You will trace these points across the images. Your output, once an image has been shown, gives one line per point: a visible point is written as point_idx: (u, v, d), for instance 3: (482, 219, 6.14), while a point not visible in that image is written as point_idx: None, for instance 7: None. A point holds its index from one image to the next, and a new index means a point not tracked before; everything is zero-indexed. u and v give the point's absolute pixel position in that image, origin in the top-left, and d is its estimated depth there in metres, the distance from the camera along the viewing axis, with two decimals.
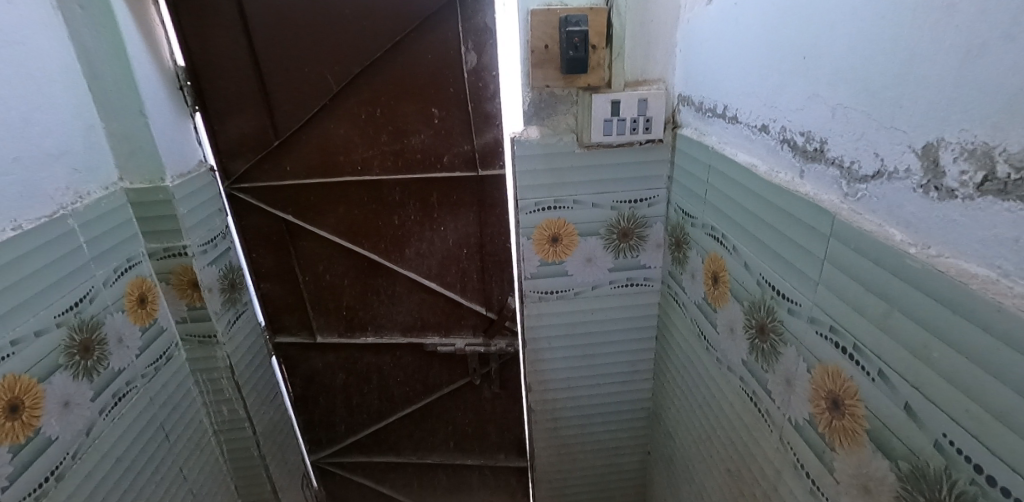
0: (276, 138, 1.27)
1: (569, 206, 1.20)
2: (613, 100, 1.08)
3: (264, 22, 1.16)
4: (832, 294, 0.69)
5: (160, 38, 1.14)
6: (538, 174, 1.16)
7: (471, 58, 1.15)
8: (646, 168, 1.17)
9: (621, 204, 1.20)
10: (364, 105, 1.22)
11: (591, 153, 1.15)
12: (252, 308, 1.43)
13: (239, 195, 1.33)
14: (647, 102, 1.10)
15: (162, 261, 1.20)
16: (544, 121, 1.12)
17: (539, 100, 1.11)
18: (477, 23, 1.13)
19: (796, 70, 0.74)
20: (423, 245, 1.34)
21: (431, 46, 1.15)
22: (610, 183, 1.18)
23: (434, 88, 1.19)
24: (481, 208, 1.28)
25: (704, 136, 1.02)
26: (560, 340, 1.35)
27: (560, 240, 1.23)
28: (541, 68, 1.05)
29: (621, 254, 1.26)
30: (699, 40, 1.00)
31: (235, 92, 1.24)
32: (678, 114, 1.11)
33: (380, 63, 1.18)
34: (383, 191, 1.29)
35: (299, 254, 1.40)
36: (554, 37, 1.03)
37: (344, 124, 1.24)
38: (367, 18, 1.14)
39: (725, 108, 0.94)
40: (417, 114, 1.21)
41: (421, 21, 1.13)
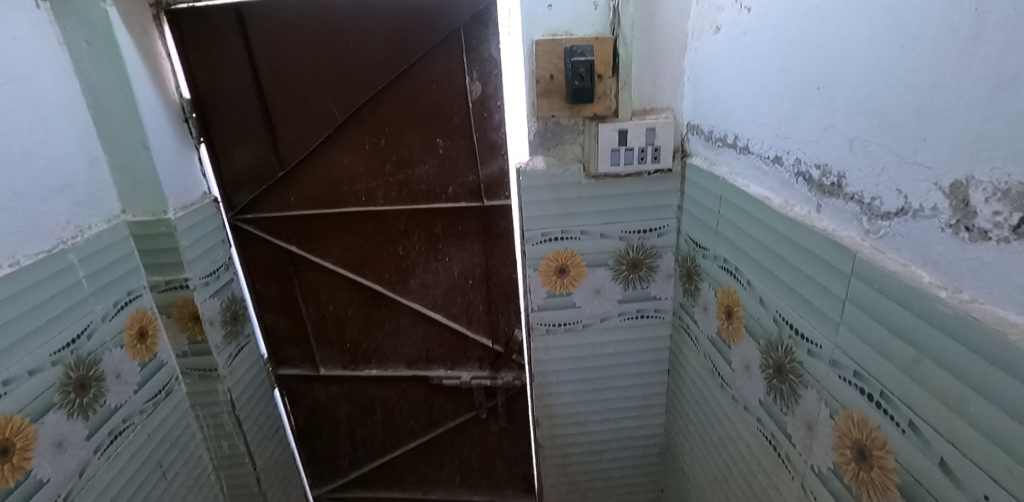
0: (280, 169, 1.27)
1: (576, 236, 1.17)
2: (620, 129, 1.06)
3: (270, 54, 1.17)
4: (854, 336, 0.65)
5: (166, 72, 1.14)
6: (544, 205, 1.14)
7: (475, 88, 1.14)
8: (655, 198, 1.14)
9: (629, 234, 1.18)
10: (369, 136, 1.21)
11: (598, 183, 1.12)
12: (254, 340, 1.41)
13: (243, 226, 1.32)
14: (655, 130, 1.07)
15: (163, 294, 1.18)
16: (550, 151, 1.11)
17: (545, 129, 1.09)
18: (482, 53, 1.12)
19: (808, 100, 0.71)
20: (428, 276, 1.31)
21: (436, 77, 1.14)
22: (618, 213, 1.16)
23: (438, 117, 1.17)
24: (487, 239, 1.26)
25: (714, 166, 1.00)
26: (569, 373, 1.31)
27: (568, 271, 1.20)
28: (546, 98, 1.04)
29: (630, 285, 1.22)
30: (708, 69, 0.98)
31: (240, 123, 1.24)
32: (687, 143, 1.09)
33: (384, 93, 1.17)
34: (387, 221, 1.27)
35: (303, 285, 1.38)
36: (559, 67, 1.02)
37: (349, 155, 1.23)
38: (372, 49, 1.14)
39: (736, 138, 0.91)
40: (422, 145, 1.20)
41: (426, 52, 1.12)
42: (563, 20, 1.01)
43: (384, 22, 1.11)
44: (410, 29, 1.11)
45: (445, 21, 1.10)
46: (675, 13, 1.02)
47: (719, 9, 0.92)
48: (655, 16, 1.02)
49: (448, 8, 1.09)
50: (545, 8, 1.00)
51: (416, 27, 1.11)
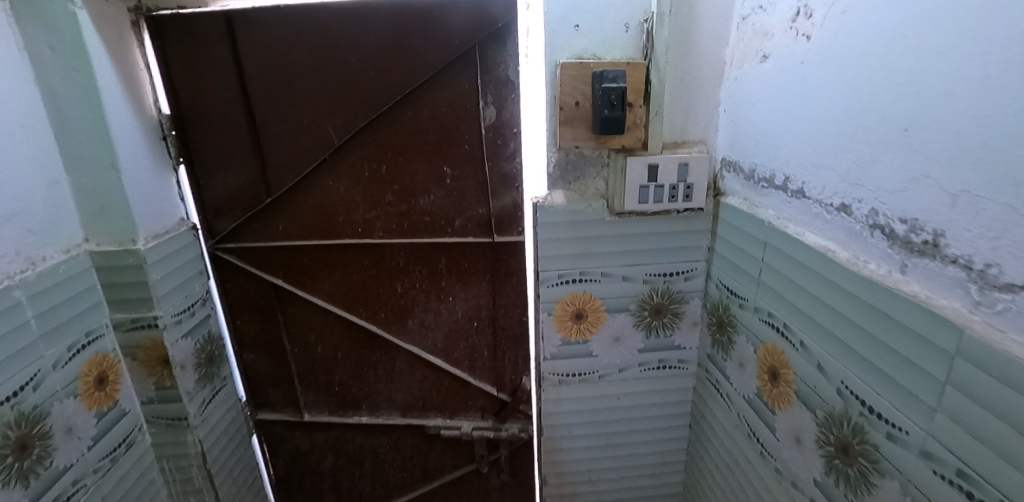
0: (268, 195, 1.15)
1: (596, 279, 1.06)
2: (649, 164, 0.96)
3: (261, 69, 1.05)
4: (957, 427, 0.55)
5: (143, 84, 1.02)
6: (562, 244, 1.03)
7: (489, 113, 1.04)
8: (684, 239, 1.04)
9: (654, 277, 1.07)
10: (368, 161, 1.10)
11: (623, 221, 1.02)
12: (232, 382, 1.27)
13: (224, 256, 1.19)
14: (688, 166, 0.97)
15: (129, 333, 1.04)
16: (571, 184, 1.00)
17: (566, 161, 0.98)
18: (498, 75, 1.02)
19: (890, 143, 0.61)
20: (428, 316, 1.19)
21: (446, 100, 1.04)
22: (643, 255, 1.05)
23: (447, 144, 1.06)
24: (496, 277, 1.14)
25: (756, 208, 0.89)
26: (582, 427, 1.18)
27: (585, 316, 1.08)
28: (569, 126, 0.93)
29: (653, 332, 1.11)
30: (751, 101, 0.89)
31: (225, 144, 1.12)
32: (721, 180, 0.99)
33: (387, 116, 1.06)
34: (385, 255, 1.15)
35: (289, 322, 1.25)
36: (586, 93, 0.91)
37: (345, 181, 1.12)
38: (375, 67, 1.03)
39: (786, 180, 0.81)
40: (427, 173, 1.09)
41: (435, 72, 1.02)
42: (591, 42, 0.91)
43: (390, 38, 1.01)
44: (419, 46, 1.01)
45: (458, 38, 0.99)
46: (713, 39, 0.93)
47: (768, 35, 0.83)
48: (691, 41, 0.93)
49: (462, 25, 0.98)
50: (571, 28, 0.90)
51: (426, 44, 1.00)
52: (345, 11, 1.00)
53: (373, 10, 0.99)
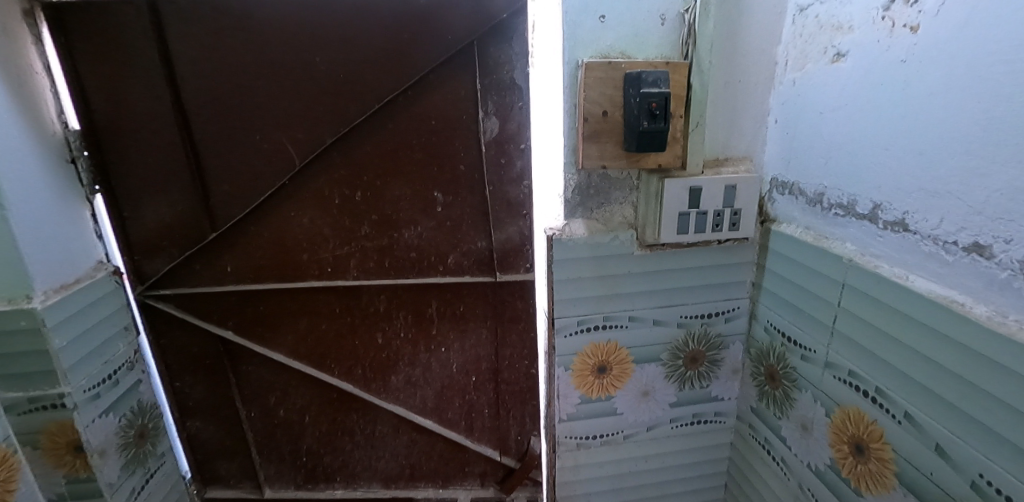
0: (212, 230, 0.92)
1: (622, 324, 0.87)
2: (690, 187, 0.78)
3: (201, 72, 0.83)
4: None
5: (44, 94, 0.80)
6: (583, 285, 0.84)
7: (490, 125, 0.84)
8: (726, 274, 0.87)
9: (690, 320, 0.89)
10: (339, 186, 0.88)
11: (655, 255, 0.83)
12: (172, 458, 1.03)
13: (160, 305, 0.96)
14: (735, 188, 0.80)
15: (27, 416, 0.81)
16: (593, 212, 0.81)
17: (588, 184, 0.80)
18: (501, 79, 0.82)
19: None
20: (415, 371, 0.99)
21: (436, 110, 0.84)
22: (678, 294, 0.87)
23: (437, 164, 0.87)
24: (498, 322, 0.95)
25: (826, 240, 0.73)
26: (603, 496, 1.00)
27: (609, 370, 0.90)
28: (595, 141, 0.75)
29: (687, 385, 0.93)
30: (817, 110, 0.72)
31: (153, 166, 0.89)
32: (770, 204, 0.83)
33: (362, 130, 0.85)
34: (362, 300, 0.95)
35: (243, 382, 1.02)
36: (616, 101, 0.73)
37: (310, 211, 0.90)
38: (347, 69, 0.82)
39: (875, 208, 0.65)
40: (413, 200, 0.88)
41: (423, 75, 0.82)
42: (620, 38, 0.74)
43: (365, 33, 0.80)
44: (402, 43, 0.81)
45: (452, 33, 0.80)
46: (764, 35, 0.77)
47: (842, 27, 0.67)
48: (738, 37, 0.76)
49: (457, 15, 0.79)
50: (596, 20, 0.73)
51: (413, 40, 0.81)
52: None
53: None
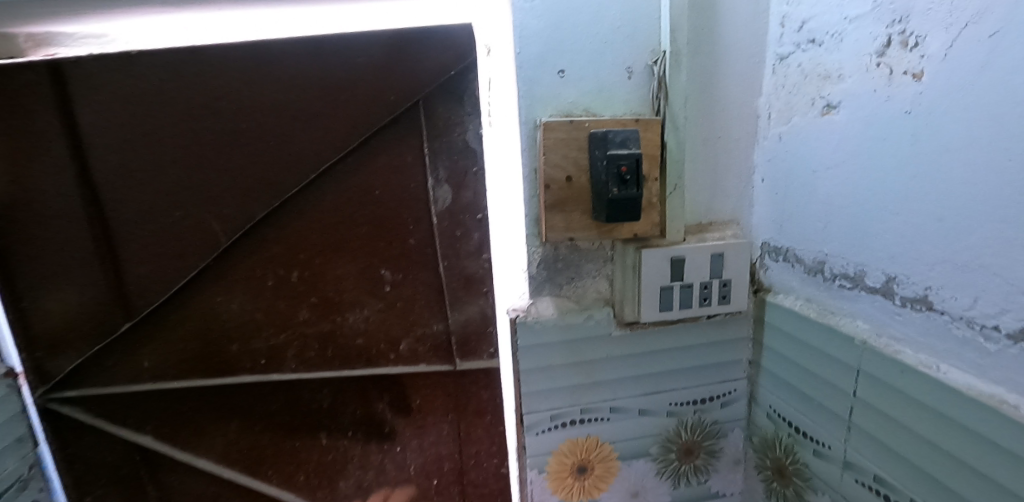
0: (129, 318, 0.79)
1: (603, 417, 0.75)
2: (672, 257, 0.68)
3: (111, 144, 0.73)
4: None
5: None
6: (555, 372, 0.72)
7: (443, 193, 0.75)
8: (719, 352, 0.76)
9: (681, 407, 0.77)
10: (272, 266, 0.77)
11: (637, 335, 0.72)
12: None
13: (68, 408, 0.82)
14: (724, 256, 0.70)
15: None
16: (562, 289, 0.71)
17: (555, 258, 0.70)
18: (453, 142, 0.73)
19: None
20: (367, 475, 0.85)
21: (381, 178, 0.74)
22: (666, 378, 0.75)
23: (384, 238, 0.76)
24: (461, 416, 0.82)
25: (832, 316, 0.63)
26: None
27: (591, 470, 0.76)
28: (559, 210, 0.65)
29: (683, 481, 0.80)
30: (811, 167, 0.64)
31: (54, 251, 0.76)
32: (764, 271, 0.73)
33: (297, 202, 0.75)
34: (302, 395, 0.82)
35: (165, 495, 0.87)
36: (580, 164, 0.64)
37: (239, 295, 0.78)
38: (278, 135, 0.73)
39: (888, 281, 0.55)
40: (358, 279, 0.77)
41: (365, 139, 0.73)
42: (582, 94, 0.66)
43: (298, 95, 0.71)
44: (339, 105, 0.72)
45: (396, 93, 0.71)
46: (742, 86, 0.69)
47: (831, 76, 0.60)
48: (714, 89, 0.68)
49: (400, 74, 0.71)
50: (555, 74, 0.65)
51: (351, 102, 0.72)
52: (232, 58, 0.70)
53: (270, 56, 0.70)
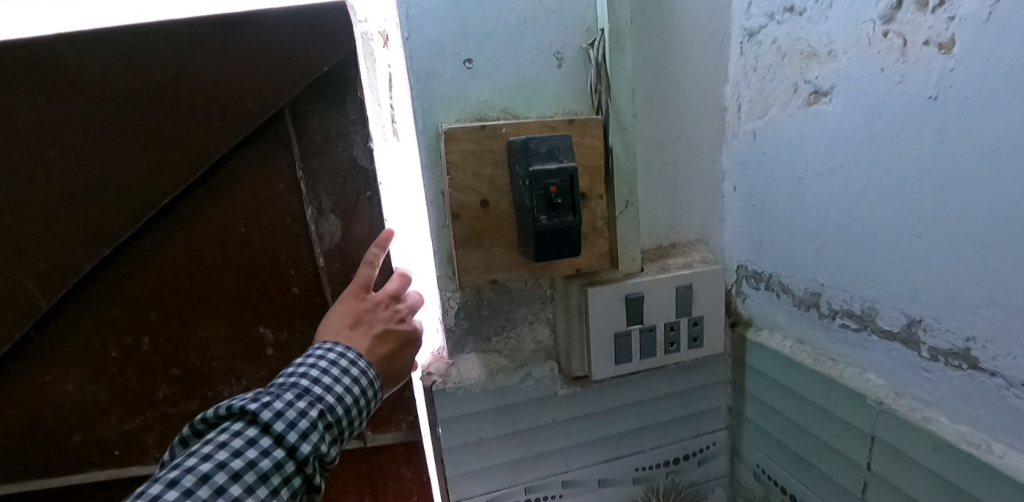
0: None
1: (554, 494, 0.60)
2: (627, 294, 0.53)
3: None
4: None
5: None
6: (490, 448, 0.56)
7: (329, 227, 0.58)
8: (693, 402, 0.61)
9: (649, 472, 0.62)
10: (113, 334, 0.56)
11: (589, 392, 0.57)
12: None
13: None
14: (692, 289, 0.56)
15: None
16: (490, 342, 0.55)
17: (478, 303, 0.54)
18: (335, 160, 0.56)
19: None
20: None
21: (246, 211, 0.56)
22: (630, 439, 0.61)
23: (258, 290, 0.58)
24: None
25: (832, 364, 0.49)
26: None
27: None
28: (475, 246, 0.49)
29: None
30: (796, 173, 0.50)
31: None
32: (742, 301, 0.59)
33: (133, 248, 0.54)
34: None
35: None
36: (499, 183, 0.48)
37: (75, 373, 0.57)
38: (86, 164, 0.51)
39: (911, 325, 0.42)
40: (229, 342, 0.59)
41: (215, 163, 0.54)
42: (499, 90, 0.50)
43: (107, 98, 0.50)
44: (169, 119, 0.51)
45: (254, 99, 0.53)
46: (704, 72, 0.55)
47: (818, 55, 0.46)
48: (670, 77, 0.53)
49: (255, 71, 0.52)
50: (459, 65, 0.48)
51: (187, 114, 0.52)
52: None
53: (52, 55, 0.48)
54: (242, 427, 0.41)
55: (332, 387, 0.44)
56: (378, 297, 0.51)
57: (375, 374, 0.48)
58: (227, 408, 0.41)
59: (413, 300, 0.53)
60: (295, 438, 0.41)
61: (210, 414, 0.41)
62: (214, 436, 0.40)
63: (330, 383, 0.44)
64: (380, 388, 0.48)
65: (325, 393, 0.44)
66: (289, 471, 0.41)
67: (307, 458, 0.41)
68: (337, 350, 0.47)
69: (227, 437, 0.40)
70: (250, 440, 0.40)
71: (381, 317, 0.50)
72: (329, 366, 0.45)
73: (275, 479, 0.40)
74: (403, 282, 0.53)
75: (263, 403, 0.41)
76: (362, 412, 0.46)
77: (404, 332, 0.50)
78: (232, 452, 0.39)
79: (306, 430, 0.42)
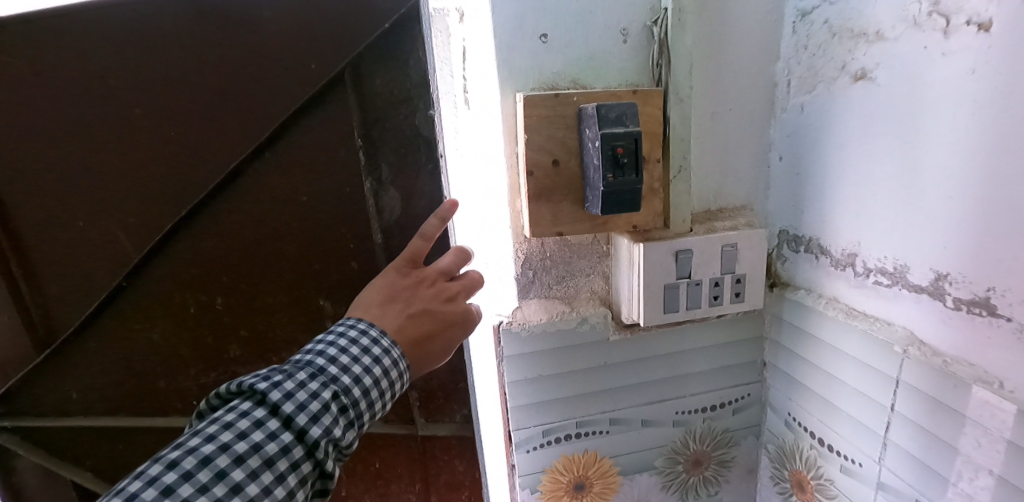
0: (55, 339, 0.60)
1: (602, 430, 0.67)
2: (678, 250, 0.59)
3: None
4: None
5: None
6: (547, 384, 0.63)
7: (389, 199, 0.61)
8: (731, 354, 0.67)
9: (688, 416, 0.69)
10: (199, 287, 0.62)
11: (638, 339, 0.64)
12: None
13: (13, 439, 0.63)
14: (737, 248, 0.61)
15: None
16: (550, 290, 0.62)
17: (542, 255, 0.60)
18: (397, 128, 0.59)
19: None
20: None
21: (307, 177, 0.60)
22: (672, 384, 0.67)
23: (326, 252, 0.63)
24: (430, 487, 0.71)
25: (864, 317, 0.54)
26: None
27: (589, 487, 0.69)
28: (544, 201, 0.55)
29: (691, 494, 0.73)
30: (839, 143, 0.55)
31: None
32: (784, 264, 0.64)
33: (212, 208, 0.59)
34: None
35: None
36: (569, 146, 0.54)
37: (162, 323, 0.62)
38: (180, 125, 0.56)
39: (939, 280, 0.47)
40: (291, 306, 0.64)
41: (280, 128, 0.57)
42: (570, 62, 0.56)
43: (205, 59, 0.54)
44: (250, 86, 0.56)
45: (316, 61, 0.56)
46: (757, 48, 0.59)
47: (866, 34, 0.50)
48: (725, 53, 0.58)
49: (322, 40, 0.56)
50: (535, 40, 0.54)
51: (256, 81, 0.56)
52: (105, 24, 0.52)
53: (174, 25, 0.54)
54: (250, 407, 0.41)
55: (349, 367, 0.45)
56: (426, 275, 0.53)
57: (399, 355, 0.48)
58: (240, 387, 0.42)
59: (465, 278, 0.56)
60: (305, 421, 0.41)
61: (223, 390, 0.42)
62: (223, 414, 0.41)
63: (346, 365, 0.45)
64: (405, 372, 0.49)
65: (341, 373, 0.45)
66: (298, 456, 0.41)
67: (316, 442, 0.42)
68: (360, 326, 0.48)
69: (234, 417, 0.40)
70: (257, 422, 0.41)
71: (425, 295, 0.52)
72: (348, 346, 0.46)
73: (282, 464, 0.40)
74: (457, 256, 0.56)
75: (273, 382, 0.42)
76: (380, 397, 0.46)
77: (449, 313, 0.52)
78: (238, 432, 0.40)
79: (317, 413, 0.42)
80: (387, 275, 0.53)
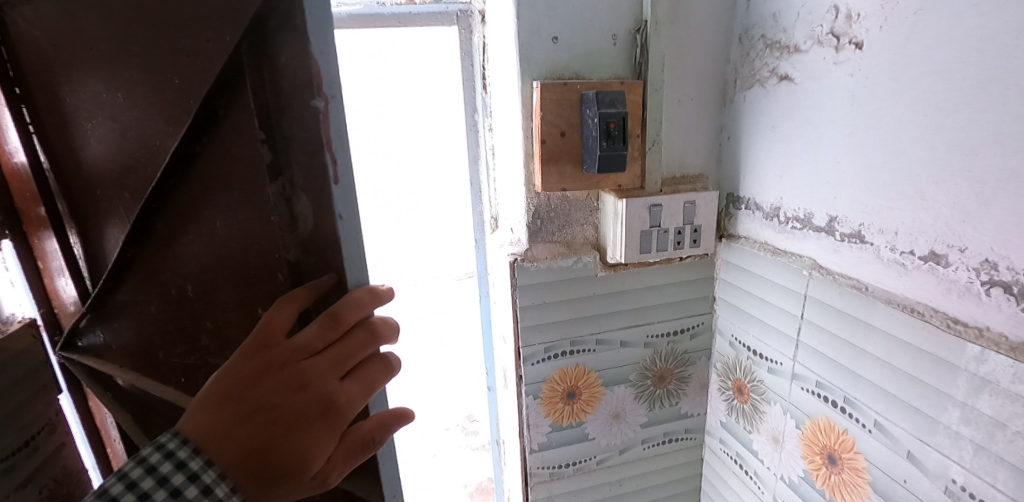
0: (105, 289, 0.56)
1: (590, 348, 0.85)
2: (651, 205, 0.77)
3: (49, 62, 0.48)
4: None
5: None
6: (548, 309, 0.81)
7: (301, 208, 0.47)
8: (688, 289, 0.87)
9: (656, 339, 0.88)
10: (160, 286, 0.55)
11: (619, 275, 0.82)
12: None
13: (85, 377, 0.58)
14: (694, 205, 0.80)
15: None
16: (553, 236, 0.79)
17: (548, 207, 0.78)
18: (301, 117, 0.44)
19: (1001, 178, 0.48)
20: None
21: (223, 176, 0.49)
22: (645, 312, 0.86)
23: (255, 279, 0.51)
24: None
25: (784, 254, 0.75)
26: None
27: (578, 395, 0.87)
28: (553, 163, 0.72)
29: (657, 404, 0.92)
30: (769, 125, 0.75)
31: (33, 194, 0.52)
32: (729, 220, 0.84)
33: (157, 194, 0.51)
34: None
35: None
36: (572, 121, 0.72)
37: (155, 303, 0.56)
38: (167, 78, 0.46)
39: (830, 222, 0.67)
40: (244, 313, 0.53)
41: (207, 112, 0.46)
42: (574, 59, 0.73)
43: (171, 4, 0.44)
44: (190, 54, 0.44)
45: (229, 30, 0.42)
46: (711, 54, 0.79)
47: (787, 47, 0.70)
48: (687, 56, 0.78)
49: (221, 12, 0.42)
50: (550, 42, 0.72)
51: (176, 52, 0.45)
52: None
53: None
54: None
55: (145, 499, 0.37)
56: (275, 357, 0.43)
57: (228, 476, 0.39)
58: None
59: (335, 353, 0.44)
60: None
61: None
62: None
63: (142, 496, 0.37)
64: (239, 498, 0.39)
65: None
66: None
67: None
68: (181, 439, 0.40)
69: None
70: None
71: (270, 383, 0.42)
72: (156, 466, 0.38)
73: None
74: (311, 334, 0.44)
75: None
76: None
77: (295, 406, 0.42)
78: None
79: None
80: (238, 359, 0.43)
